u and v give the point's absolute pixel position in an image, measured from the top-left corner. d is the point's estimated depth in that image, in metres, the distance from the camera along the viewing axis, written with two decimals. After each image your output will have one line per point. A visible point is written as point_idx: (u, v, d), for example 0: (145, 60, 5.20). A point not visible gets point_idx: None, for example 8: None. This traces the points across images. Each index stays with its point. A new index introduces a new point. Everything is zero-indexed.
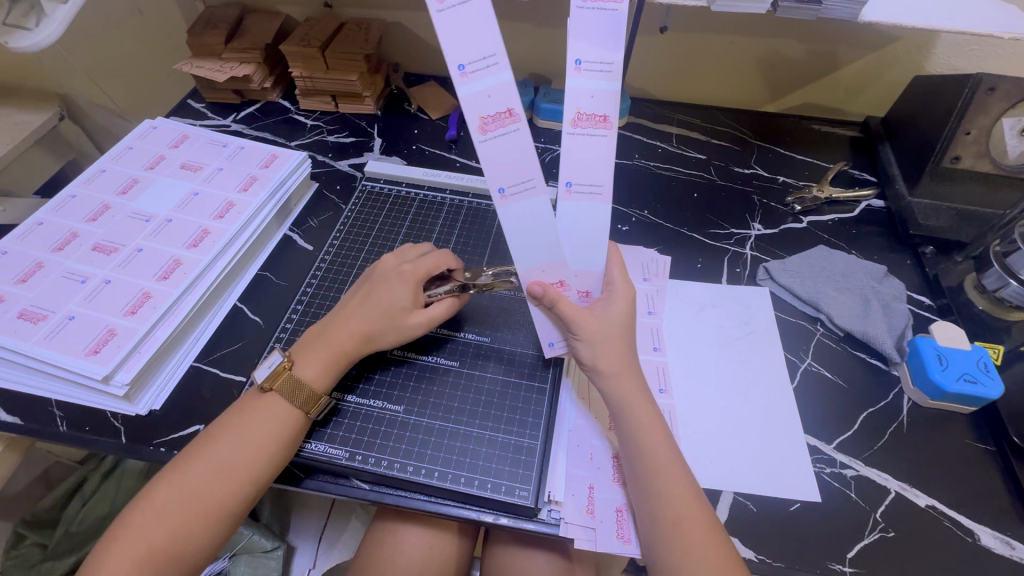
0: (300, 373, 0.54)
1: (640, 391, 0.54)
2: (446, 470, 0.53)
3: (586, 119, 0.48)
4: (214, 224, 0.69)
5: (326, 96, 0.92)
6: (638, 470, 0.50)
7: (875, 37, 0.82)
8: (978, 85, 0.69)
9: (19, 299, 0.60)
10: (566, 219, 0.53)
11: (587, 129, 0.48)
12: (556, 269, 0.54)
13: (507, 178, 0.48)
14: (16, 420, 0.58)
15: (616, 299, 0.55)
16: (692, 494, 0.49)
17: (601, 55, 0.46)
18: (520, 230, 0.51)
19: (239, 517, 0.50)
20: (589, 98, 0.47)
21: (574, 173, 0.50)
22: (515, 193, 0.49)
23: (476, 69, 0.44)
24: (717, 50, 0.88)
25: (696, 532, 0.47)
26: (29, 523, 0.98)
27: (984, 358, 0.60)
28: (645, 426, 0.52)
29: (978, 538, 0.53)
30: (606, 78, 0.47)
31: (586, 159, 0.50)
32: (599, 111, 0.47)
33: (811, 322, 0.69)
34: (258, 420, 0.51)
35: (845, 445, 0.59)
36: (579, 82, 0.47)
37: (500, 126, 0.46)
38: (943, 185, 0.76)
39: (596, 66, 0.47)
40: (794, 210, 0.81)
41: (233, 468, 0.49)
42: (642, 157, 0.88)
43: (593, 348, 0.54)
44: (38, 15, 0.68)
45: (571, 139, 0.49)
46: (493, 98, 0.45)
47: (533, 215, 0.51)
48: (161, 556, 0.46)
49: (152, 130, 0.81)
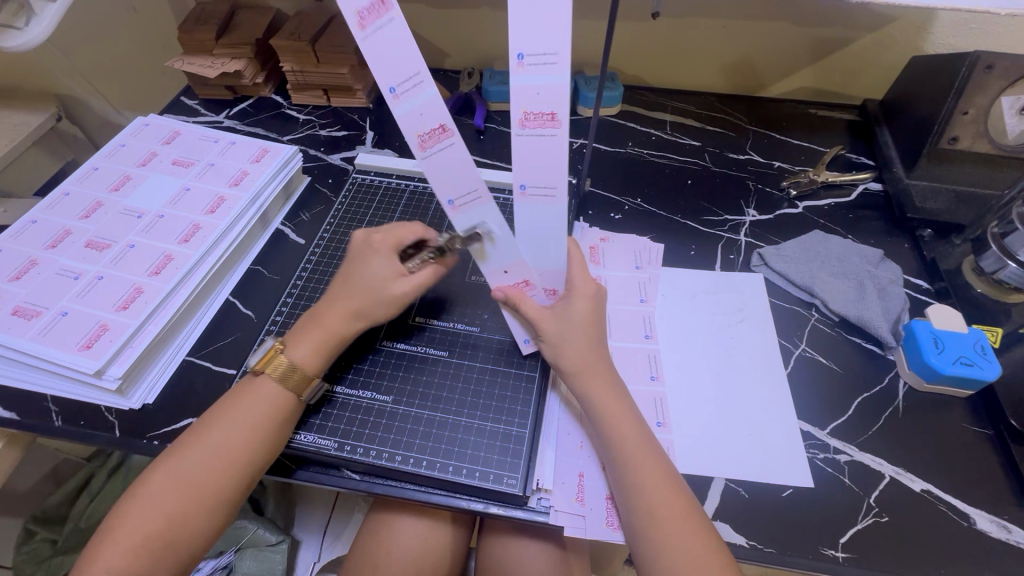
0: (291, 355, 0.54)
1: (612, 384, 0.54)
2: (433, 459, 0.53)
3: (534, 117, 0.45)
4: (206, 219, 0.69)
5: (318, 90, 0.92)
6: (615, 460, 0.50)
7: (871, 18, 0.81)
8: (975, 63, 0.67)
9: (14, 296, 0.61)
10: (523, 220, 0.53)
11: (536, 129, 0.46)
12: (518, 269, 0.56)
13: (454, 190, 0.50)
14: (13, 415, 0.58)
15: (577, 298, 0.56)
16: (671, 483, 0.49)
17: (544, 47, 0.42)
18: (489, 225, 0.53)
19: (234, 502, 0.50)
20: (535, 96, 0.44)
21: (525, 176, 0.49)
22: (464, 203, 0.51)
23: (405, 90, 0.44)
24: (711, 36, 0.87)
25: (675, 521, 0.46)
26: (39, 519, 1.00)
27: (982, 341, 0.59)
28: (618, 418, 0.51)
29: (973, 522, 0.52)
30: (551, 72, 0.43)
31: (537, 161, 0.48)
32: (546, 109, 0.44)
33: (806, 308, 0.68)
34: (251, 403, 0.52)
35: (838, 430, 0.58)
36: (524, 78, 0.43)
37: (437, 142, 0.47)
38: (943, 166, 0.75)
39: (539, 58, 0.42)
40: (789, 194, 0.80)
41: (227, 453, 0.49)
42: (635, 145, 0.88)
43: (556, 349, 0.54)
44: (27, 15, 0.68)
45: (521, 140, 0.46)
46: (426, 116, 0.46)
47: (486, 222, 0.53)
48: (156, 543, 0.46)
49: (145, 127, 0.82)
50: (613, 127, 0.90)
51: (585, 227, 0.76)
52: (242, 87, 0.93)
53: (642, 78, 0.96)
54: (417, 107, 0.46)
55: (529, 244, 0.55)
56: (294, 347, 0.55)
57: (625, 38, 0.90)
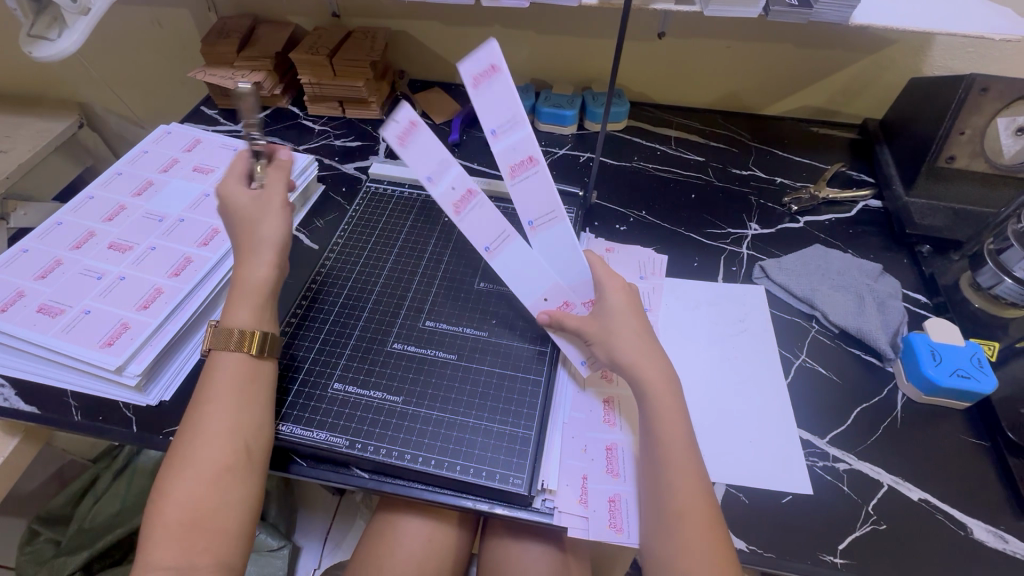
0: (230, 321, 0.55)
1: (669, 380, 0.54)
2: (442, 458, 0.54)
3: (518, 167, 0.55)
4: (224, 223, 0.71)
5: (334, 101, 0.95)
6: (655, 462, 0.51)
7: (871, 41, 0.83)
8: (971, 86, 0.70)
9: (38, 294, 0.63)
10: (546, 249, 0.61)
11: (523, 174, 0.56)
12: (556, 293, 0.61)
13: (488, 238, 0.58)
14: (33, 410, 0.60)
15: (609, 292, 0.57)
16: (699, 485, 0.49)
17: (506, 117, 0.51)
18: (523, 261, 0.60)
19: (255, 474, 0.51)
20: (512, 149, 0.54)
21: (530, 212, 0.59)
22: (499, 246, 0.59)
23: (438, 175, 0.54)
24: (714, 56, 0.90)
25: (699, 526, 0.47)
26: (44, 519, 1.01)
27: (979, 354, 0.61)
28: (666, 420, 0.52)
29: (970, 531, 0.53)
30: (519, 130, 0.52)
31: (537, 199, 0.58)
32: (525, 155, 0.54)
33: (806, 319, 0.70)
34: (219, 378, 0.53)
35: (837, 439, 0.59)
36: (501, 143, 0.53)
37: (469, 205, 0.56)
38: (940, 184, 0.77)
39: (505, 124, 0.51)
40: (790, 210, 0.82)
41: (219, 424, 0.50)
42: (641, 159, 0.90)
43: (606, 344, 0.56)
44: (60, 26, 0.69)
45: (517, 186, 0.57)
46: (457, 186, 0.55)
47: (520, 256, 0.60)
48: (198, 527, 0.47)
49: (167, 135, 0.84)
50: (620, 142, 0.93)
51: (591, 238, 0.78)
52: (259, 98, 0.96)
53: (648, 95, 0.99)
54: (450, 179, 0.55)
55: (560, 266, 0.61)
56: (228, 317, 0.56)
57: (632, 57, 0.92)
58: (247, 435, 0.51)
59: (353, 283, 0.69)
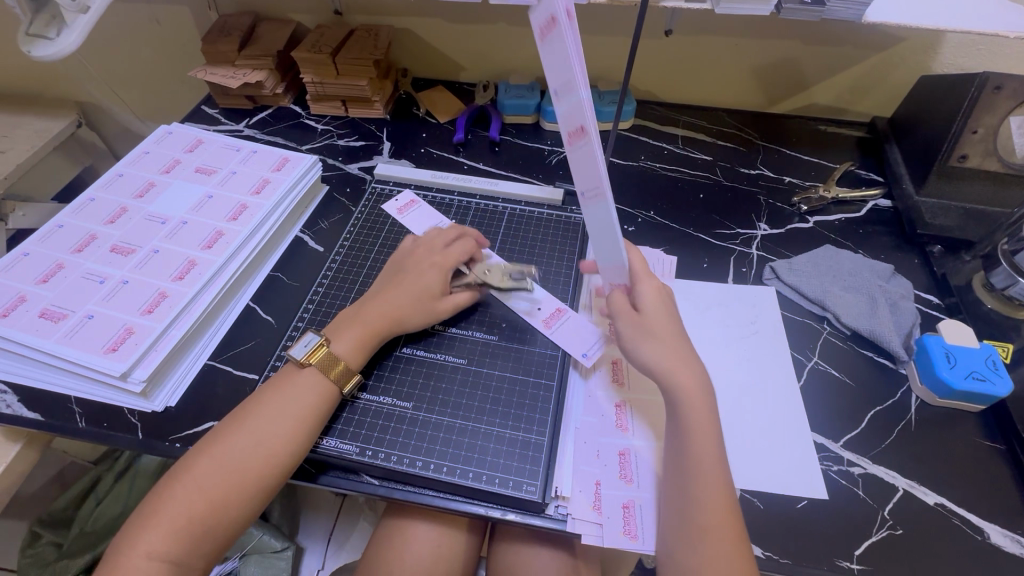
0: (334, 348, 0.56)
1: (704, 393, 0.53)
2: (454, 465, 0.53)
3: (574, 135, 0.46)
4: (228, 226, 0.70)
5: (337, 101, 0.94)
6: (683, 474, 0.50)
7: (881, 38, 0.83)
8: (984, 84, 0.69)
9: (41, 298, 0.62)
10: (593, 220, 0.54)
11: (577, 144, 0.46)
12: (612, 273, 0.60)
13: (583, 183, 0.50)
14: (37, 416, 0.59)
15: (643, 286, 0.59)
16: (727, 499, 0.49)
17: (564, 82, 0.42)
18: (596, 221, 0.54)
19: (272, 490, 0.51)
20: (568, 116, 0.44)
21: (579, 182, 0.50)
22: (590, 198, 0.51)
23: (561, 95, 0.43)
24: (722, 54, 0.89)
25: (724, 540, 0.47)
26: (45, 523, 1.00)
27: (993, 356, 0.60)
28: (700, 432, 0.51)
29: (987, 536, 0.52)
30: (575, 96, 0.42)
31: (588, 171, 0.48)
32: (578, 124, 0.44)
33: (818, 321, 0.69)
34: (292, 392, 0.53)
35: (851, 443, 0.59)
36: (560, 107, 0.44)
37: (577, 141, 0.46)
38: (951, 184, 0.76)
39: (563, 90, 0.43)
40: (800, 209, 0.82)
41: (274, 442, 0.50)
42: (648, 158, 0.89)
43: (642, 348, 0.56)
44: (60, 25, 0.67)
45: (573, 152, 0.47)
46: (568, 118, 0.44)
47: (600, 216, 0.52)
48: (198, 524, 0.47)
49: (168, 135, 0.83)
50: (626, 141, 0.92)
51: None
52: (261, 97, 0.95)
53: (655, 94, 0.98)
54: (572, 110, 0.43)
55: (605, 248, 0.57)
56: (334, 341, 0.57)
57: (639, 55, 0.91)
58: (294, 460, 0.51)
59: (359, 288, 0.69)
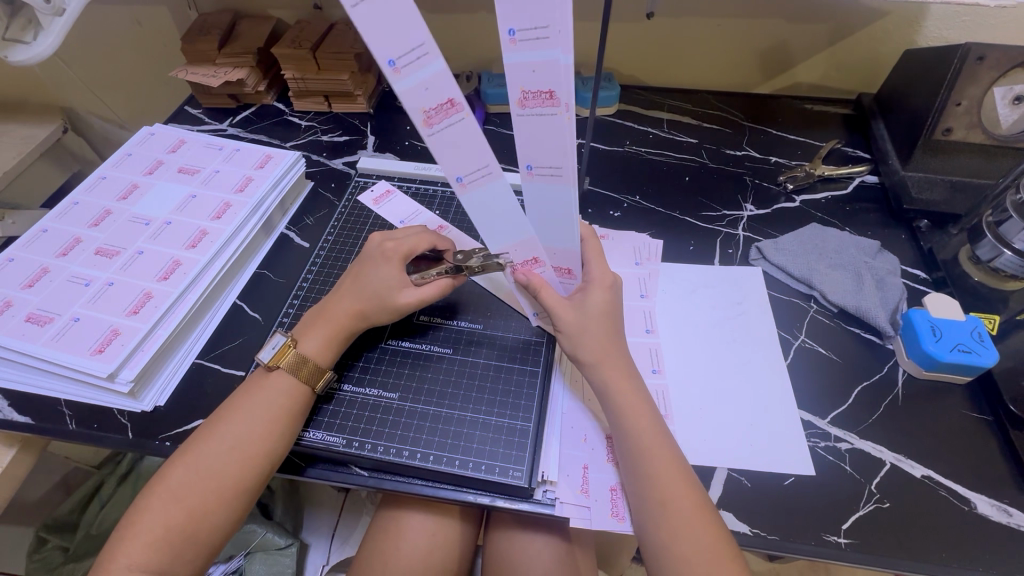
0: (304, 348, 0.56)
1: (629, 377, 0.54)
2: (440, 454, 0.54)
3: (436, 112, 0.46)
4: (212, 224, 0.70)
5: (319, 96, 0.93)
6: (635, 452, 0.50)
7: (863, 13, 0.82)
8: (967, 54, 0.69)
9: (27, 303, 0.62)
10: (480, 208, 0.54)
11: (443, 121, 0.46)
12: (525, 247, 0.57)
13: (463, 168, 0.50)
14: (28, 420, 0.59)
15: (594, 289, 0.57)
16: (684, 475, 0.49)
17: (407, 45, 0.41)
18: (484, 212, 0.54)
19: (252, 495, 0.51)
20: (425, 91, 0.44)
21: (458, 169, 0.50)
22: (474, 179, 0.51)
23: (408, 63, 0.42)
24: (705, 34, 0.88)
25: (685, 511, 0.47)
26: (50, 527, 1.00)
27: (979, 328, 0.60)
28: (635, 416, 0.52)
29: (973, 506, 0.53)
30: (428, 63, 0.43)
31: (462, 149, 0.48)
32: (442, 98, 0.45)
33: (805, 300, 0.69)
34: (267, 396, 0.53)
35: (839, 419, 0.59)
36: (404, 83, 0.43)
37: (445, 117, 0.46)
38: (937, 157, 0.75)
39: (531, 33, 0.41)
40: (786, 188, 0.81)
41: (251, 444, 0.51)
42: (632, 143, 0.89)
43: (572, 340, 0.55)
44: (36, 28, 0.67)
45: (434, 138, 0.47)
46: (431, 90, 0.44)
47: (495, 198, 0.53)
48: (177, 532, 0.47)
49: (151, 137, 0.83)
50: (610, 127, 0.91)
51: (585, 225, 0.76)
52: (244, 95, 0.95)
53: (639, 78, 0.97)
54: (422, 79, 0.44)
55: (508, 225, 0.55)
56: (304, 342, 0.57)
57: (621, 38, 0.91)
58: (273, 460, 0.51)
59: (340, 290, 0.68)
